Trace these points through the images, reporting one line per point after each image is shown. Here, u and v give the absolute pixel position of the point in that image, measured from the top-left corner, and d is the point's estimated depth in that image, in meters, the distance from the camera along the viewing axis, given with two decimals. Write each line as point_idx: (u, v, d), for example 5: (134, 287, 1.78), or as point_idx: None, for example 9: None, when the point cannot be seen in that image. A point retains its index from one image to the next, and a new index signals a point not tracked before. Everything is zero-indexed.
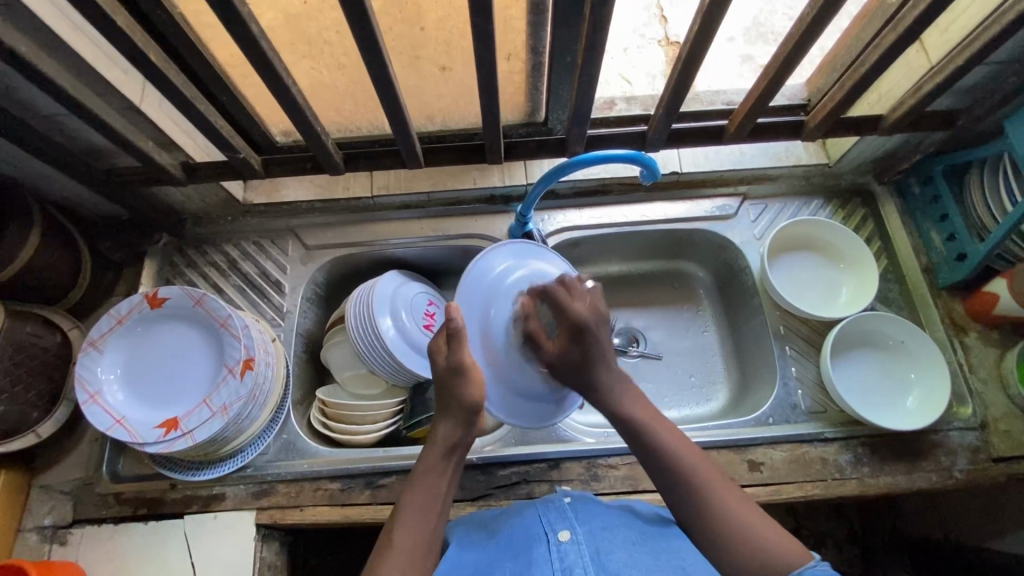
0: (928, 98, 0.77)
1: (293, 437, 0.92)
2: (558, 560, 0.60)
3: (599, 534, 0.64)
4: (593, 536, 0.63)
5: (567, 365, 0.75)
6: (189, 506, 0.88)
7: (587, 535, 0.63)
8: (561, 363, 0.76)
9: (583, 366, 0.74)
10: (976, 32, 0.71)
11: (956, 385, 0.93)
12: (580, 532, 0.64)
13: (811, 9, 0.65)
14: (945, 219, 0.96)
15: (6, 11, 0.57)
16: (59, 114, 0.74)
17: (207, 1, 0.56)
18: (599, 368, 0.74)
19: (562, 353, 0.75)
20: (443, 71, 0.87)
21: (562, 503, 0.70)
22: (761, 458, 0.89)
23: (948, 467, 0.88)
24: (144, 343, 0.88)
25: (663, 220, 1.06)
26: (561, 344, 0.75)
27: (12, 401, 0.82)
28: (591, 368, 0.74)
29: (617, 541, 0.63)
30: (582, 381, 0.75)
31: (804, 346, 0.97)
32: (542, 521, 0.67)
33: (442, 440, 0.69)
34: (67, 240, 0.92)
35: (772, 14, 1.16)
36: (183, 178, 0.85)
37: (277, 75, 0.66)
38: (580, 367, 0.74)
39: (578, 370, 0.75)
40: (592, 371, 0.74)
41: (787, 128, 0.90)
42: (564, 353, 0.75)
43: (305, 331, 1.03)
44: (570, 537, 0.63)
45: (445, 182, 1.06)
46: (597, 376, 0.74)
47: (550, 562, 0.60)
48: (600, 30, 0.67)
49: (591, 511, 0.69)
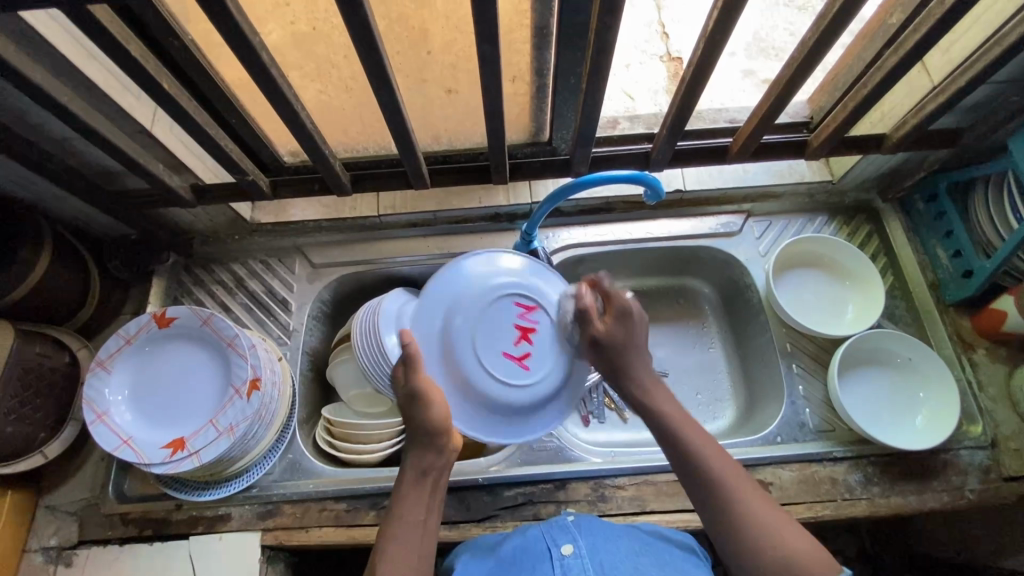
0: (931, 117, 0.78)
1: (299, 457, 0.92)
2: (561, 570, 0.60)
3: (601, 547, 0.65)
4: (596, 549, 0.64)
5: (614, 341, 0.78)
6: (194, 527, 0.88)
7: (590, 548, 0.64)
8: (607, 341, 0.78)
9: (628, 344, 0.78)
10: (978, 54, 0.72)
11: (966, 404, 0.93)
12: (582, 546, 0.64)
13: (813, 34, 0.66)
14: (950, 236, 0.96)
15: (22, 40, 0.59)
16: (70, 138, 0.75)
17: (219, 31, 0.57)
18: (637, 350, 0.78)
19: (607, 334, 0.79)
20: (449, 93, 0.89)
21: (565, 522, 0.71)
22: (770, 478, 0.88)
23: (960, 487, 0.87)
24: (151, 363, 0.88)
25: (668, 237, 1.07)
26: (608, 325, 0.79)
27: (20, 421, 0.82)
28: (632, 350, 0.78)
29: (619, 555, 0.64)
30: (620, 363, 0.78)
31: (811, 363, 0.97)
32: (545, 538, 0.68)
33: (417, 463, 0.70)
34: (77, 261, 0.93)
35: (773, 30, 1.17)
36: (193, 200, 0.86)
37: (286, 100, 0.67)
38: (624, 346, 0.78)
39: (619, 353, 0.78)
40: (630, 351, 0.78)
41: (790, 146, 0.91)
42: (609, 333, 0.79)
43: (311, 350, 1.03)
44: (572, 550, 0.63)
45: (451, 201, 1.07)
46: (631, 357, 0.77)
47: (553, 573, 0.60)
48: (604, 54, 0.67)
49: (592, 527, 0.70)
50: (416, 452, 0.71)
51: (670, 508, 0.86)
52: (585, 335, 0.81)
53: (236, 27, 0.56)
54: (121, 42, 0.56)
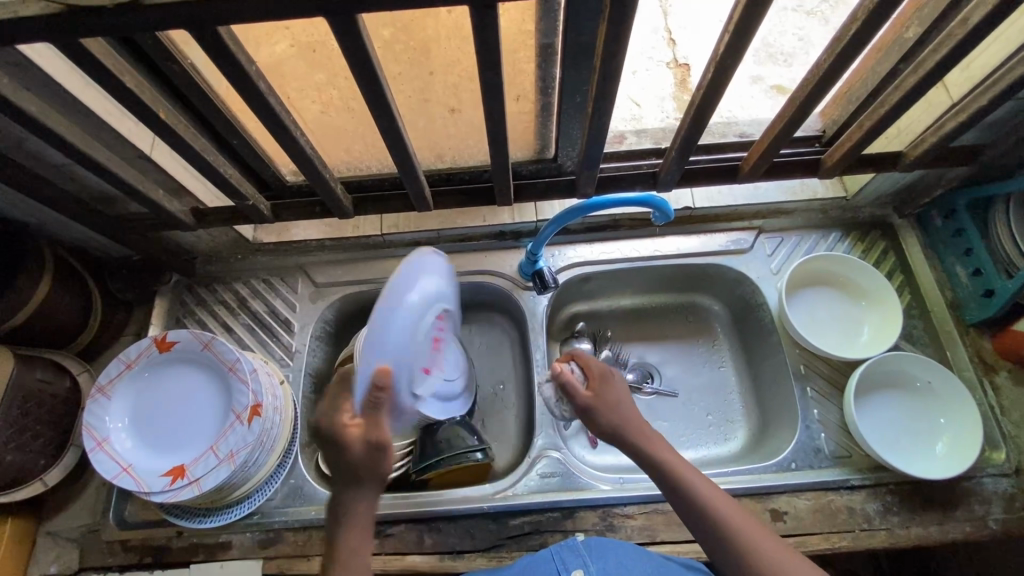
0: (950, 136, 0.75)
1: (300, 483, 0.91)
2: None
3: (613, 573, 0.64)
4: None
5: (603, 406, 0.74)
6: (195, 554, 0.86)
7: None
8: (595, 404, 0.74)
9: (619, 405, 0.75)
10: (1000, 73, 0.69)
11: (988, 429, 0.89)
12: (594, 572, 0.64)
13: (828, 57, 0.63)
14: (969, 254, 0.93)
15: (16, 69, 0.57)
16: (69, 164, 0.74)
17: (214, 61, 0.55)
18: (627, 411, 0.74)
19: (598, 399, 0.75)
20: (452, 113, 0.87)
21: (574, 541, 0.69)
22: (784, 507, 0.85)
23: (983, 516, 0.84)
24: (154, 388, 0.87)
25: (676, 254, 1.04)
26: (595, 390, 0.75)
27: (20, 449, 0.81)
28: (619, 407, 0.74)
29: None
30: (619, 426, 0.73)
31: (826, 387, 0.94)
32: (555, 559, 0.67)
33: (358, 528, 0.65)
34: (80, 285, 0.92)
35: (782, 34, 1.14)
36: (193, 224, 0.85)
37: (285, 128, 0.66)
38: (615, 407, 0.74)
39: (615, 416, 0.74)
40: (614, 409, 0.74)
41: (803, 165, 0.88)
42: (599, 396, 0.75)
43: (313, 370, 1.02)
44: None
45: (455, 220, 1.05)
46: (619, 414, 0.74)
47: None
48: (610, 79, 0.65)
49: (602, 546, 0.69)
50: (348, 510, 0.66)
51: (680, 538, 0.83)
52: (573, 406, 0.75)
53: (231, 58, 0.55)
54: (116, 73, 0.55)
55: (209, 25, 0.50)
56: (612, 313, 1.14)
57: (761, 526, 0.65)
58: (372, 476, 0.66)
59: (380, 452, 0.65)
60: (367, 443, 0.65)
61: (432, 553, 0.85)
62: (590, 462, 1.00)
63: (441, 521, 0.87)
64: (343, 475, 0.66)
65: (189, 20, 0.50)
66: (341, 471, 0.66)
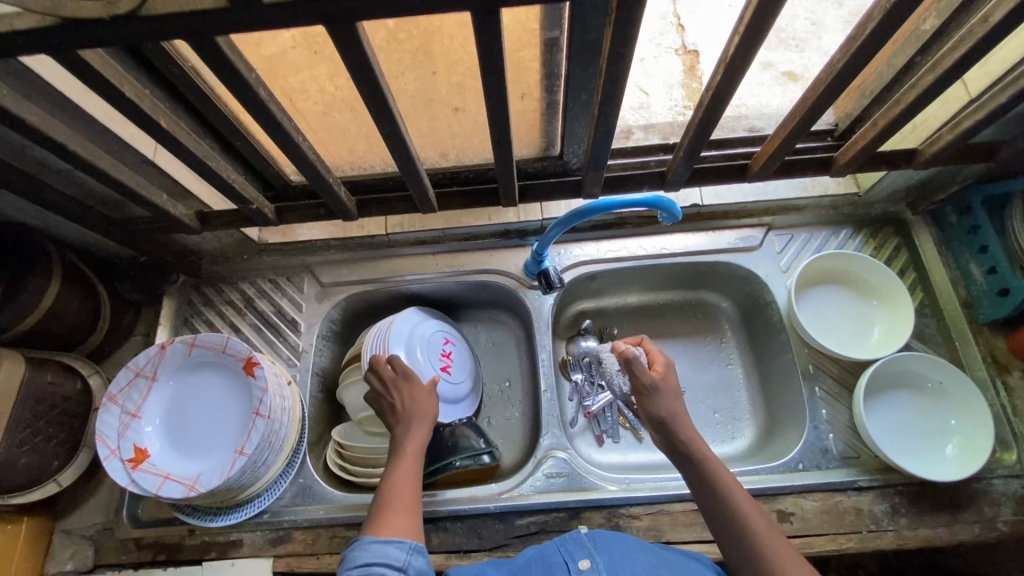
0: (968, 134, 0.73)
1: (309, 482, 0.92)
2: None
3: (619, 563, 0.63)
4: (615, 566, 0.63)
5: (666, 389, 0.78)
6: (207, 552, 0.88)
7: (608, 564, 0.63)
8: (658, 385, 0.78)
9: (677, 396, 0.79)
10: (1020, 70, 0.67)
11: (1000, 429, 0.88)
12: (600, 561, 0.63)
13: (840, 57, 0.61)
14: (984, 251, 0.91)
15: (17, 79, 0.57)
16: (72, 170, 0.74)
17: (213, 70, 0.55)
18: (680, 403, 0.78)
19: (665, 380, 0.79)
20: (456, 112, 0.86)
21: (579, 534, 0.69)
22: (791, 508, 0.85)
23: (992, 518, 0.83)
24: (172, 399, 0.88)
25: (684, 252, 1.03)
26: (662, 371, 0.80)
27: (34, 451, 0.82)
28: (676, 399, 0.78)
29: (637, 570, 0.62)
30: (672, 407, 0.77)
31: (835, 387, 0.93)
32: (560, 551, 0.66)
33: (415, 442, 0.78)
34: (87, 287, 0.92)
35: (794, 18, 1.10)
36: (198, 227, 0.85)
37: (286, 134, 0.65)
38: (674, 395, 0.78)
39: (673, 398, 0.78)
40: (673, 398, 0.78)
41: (815, 163, 0.86)
42: (665, 379, 0.79)
43: (321, 370, 1.02)
44: (590, 565, 0.62)
45: (460, 219, 1.05)
46: (675, 404, 0.77)
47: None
48: (616, 82, 0.64)
49: (607, 540, 0.68)
50: (404, 435, 0.79)
51: (686, 539, 0.84)
52: (636, 380, 0.78)
53: (231, 68, 0.54)
54: (115, 84, 0.55)
55: (206, 35, 0.49)
56: (618, 310, 1.13)
57: (783, 541, 0.66)
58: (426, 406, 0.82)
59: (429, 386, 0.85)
60: (409, 380, 0.84)
61: (439, 552, 0.85)
62: (596, 461, 1.00)
63: (448, 521, 0.87)
64: (400, 416, 0.80)
65: (184, 30, 0.49)
66: (398, 413, 0.81)
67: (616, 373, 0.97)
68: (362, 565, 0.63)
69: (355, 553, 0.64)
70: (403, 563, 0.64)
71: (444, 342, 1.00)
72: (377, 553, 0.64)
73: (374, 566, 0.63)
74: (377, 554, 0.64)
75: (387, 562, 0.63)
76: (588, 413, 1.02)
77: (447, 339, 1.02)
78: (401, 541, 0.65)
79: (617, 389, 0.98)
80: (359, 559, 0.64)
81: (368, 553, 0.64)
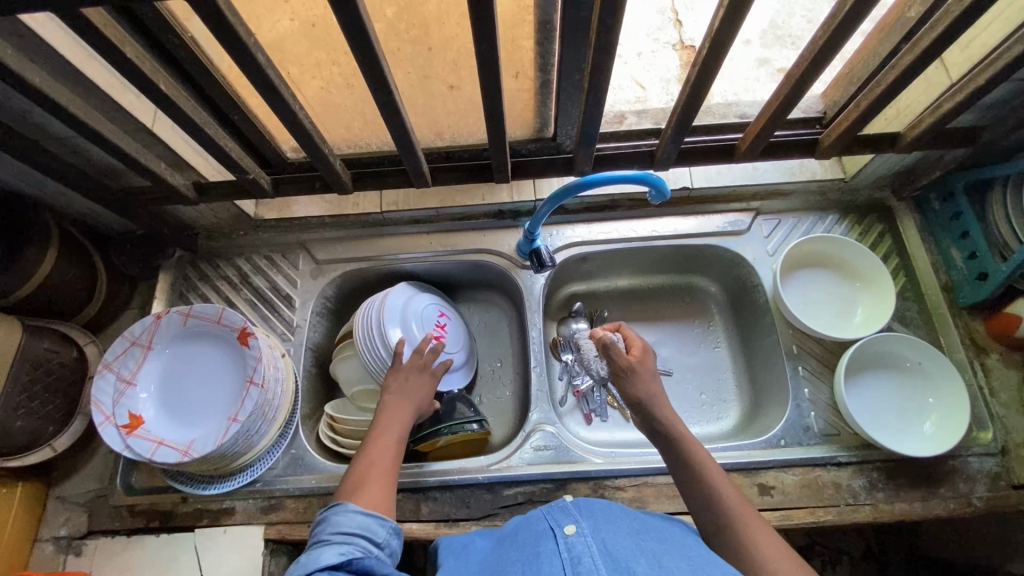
0: (947, 117, 0.75)
1: (301, 453, 0.93)
2: (567, 550, 0.58)
3: (603, 527, 0.62)
4: (599, 530, 0.62)
5: (642, 371, 0.81)
6: (200, 519, 0.89)
7: (592, 528, 0.62)
8: (635, 368, 0.81)
9: (655, 378, 0.81)
10: (997, 52, 0.69)
11: (976, 409, 0.91)
12: (585, 526, 0.62)
13: (822, 35, 0.63)
14: (965, 237, 0.93)
15: (19, 41, 0.59)
16: (72, 137, 0.75)
17: (211, 30, 0.56)
18: (655, 385, 0.80)
19: (643, 363, 0.82)
20: (451, 90, 0.87)
21: (564, 502, 0.68)
22: (772, 482, 0.87)
23: (967, 494, 0.86)
24: (166, 368, 0.89)
25: (673, 235, 1.05)
26: (639, 355, 0.83)
27: (30, 416, 0.84)
28: (654, 380, 0.80)
29: (621, 535, 0.62)
30: (646, 388, 0.79)
31: (818, 366, 0.95)
32: (546, 519, 0.66)
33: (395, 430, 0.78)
34: (84, 257, 0.93)
35: (791, 16, 1.14)
36: (195, 198, 0.87)
37: (283, 102, 0.66)
38: (652, 377, 0.81)
39: (648, 379, 0.80)
40: (651, 380, 0.80)
41: (801, 146, 0.89)
42: (642, 362, 0.82)
43: (315, 345, 1.03)
44: (575, 530, 0.61)
45: (454, 199, 1.06)
46: (652, 385, 0.80)
47: (559, 554, 0.58)
48: (606, 55, 0.65)
49: (592, 508, 0.68)
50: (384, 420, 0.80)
51: (669, 510, 0.86)
52: (613, 362, 0.81)
53: (230, 30, 0.56)
54: (117, 45, 0.56)
55: None
56: (609, 293, 1.15)
57: (757, 517, 0.67)
58: (417, 400, 0.85)
59: (428, 386, 0.88)
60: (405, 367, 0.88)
61: (428, 521, 0.87)
62: (584, 438, 1.02)
63: (437, 491, 0.89)
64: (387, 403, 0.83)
65: None
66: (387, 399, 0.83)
67: (594, 357, 1.01)
68: (346, 533, 0.61)
69: (335, 518, 0.62)
70: (382, 541, 0.62)
71: (439, 316, 1.03)
72: (362, 525, 0.62)
73: (357, 538, 0.60)
74: (360, 525, 0.61)
75: (369, 537, 0.61)
76: (577, 392, 1.04)
77: (442, 313, 1.04)
78: (383, 518, 0.63)
79: (594, 373, 1.02)
80: (341, 525, 0.61)
81: (351, 522, 0.62)
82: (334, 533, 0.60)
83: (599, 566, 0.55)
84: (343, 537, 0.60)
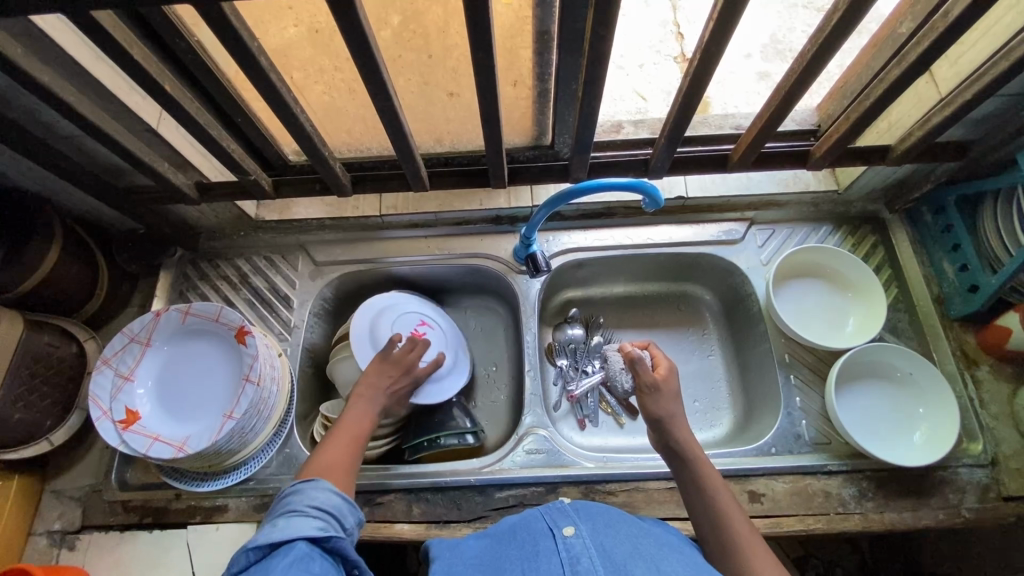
0: (935, 131, 0.77)
1: (295, 452, 0.94)
2: (564, 551, 0.58)
3: (603, 532, 0.62)
4: (598, 533, 0.62)
5: (667, 390, 0.81)
6: (192, 516, 0.90)
7: (590, 531, 0.62)
8: (659, 386, 0.81)
9: (677, 399, 0.81)
10: (982, 69, 0.71)
11: (966, 419, 0.91)
12: (584, 528, 0.62)
13: (812, 47, 0.65)
14: (957, 250, 0.94)
15: (31, 40, 0.61)
16: (78, 135, 0.77)
17: (213, 32, 0.57)
18: (675, 405, 0.80)
19: (667, 382, 0.81)
20: (451, 97, 0.89)
21: (563, 504, 0.68)
22: (762, 490, 0.88)
23: (956, 505, 0.86)
24: (163, 364, 0.90)
25: (669, 243, 1.06)
26: (664, 373, 0.82)
27: (28, 409, 0.85)
28: (676, 401, 0.81)
29: (618, 537, 0.62)
30: (665, 408, 0.79)
31: (809, 375, 0.96)
32: (545, 518, 0.66)
33: (364, 419, 0.81)
34: (87, 253, 0.95)
35: (791, 31, 1.16)
36: (197, 198, 0.88)
37: (285, 106, 0.68)
38: (674, 399, 0.80)
39: (670, 399, 0.80)
40: (674, 401, 0.80)
41: (794, 157, 0.90)
42: (667, 381, 0.82)
43: (311, 346, 1.04)
44: (574, 532, 0.61)
45: (452, 204, 1.08)
46: (673, 405, 0.80)
47: (557, 553, 0.58)
48: (599, 65, 0.67)
49: (590, 511, 0.68)
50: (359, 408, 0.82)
51: (659, 514, 0.86)
52: (638, 378, 0.81)
53: (234, 35, 0.57)
54: (124, 47, 0.58)
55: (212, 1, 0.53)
56: (606, 300, 1.16)
57: (756, 535, 0.68)
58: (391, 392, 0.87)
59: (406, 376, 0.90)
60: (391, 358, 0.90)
61: (419, 522, 0.88)
62: (577, 443, 1.02)
63: (429, 492, 0.90)
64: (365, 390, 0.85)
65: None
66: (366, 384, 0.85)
67: (619, 369, 1.04)
68: (321, 509, 0.63)
69: (311, 493, 0.64)
70: (347, 526, 0.64)
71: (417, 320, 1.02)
72: (336, 506, 0.64)
73: (330, 517, 0.63)
74: (326, 501, 0.64)
75: (339, 520, 0.64)
76: (571, 397, 1.04)
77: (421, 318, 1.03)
78: (353, 507, 0.67)
79: (619, 386, 1.04)
80: (316, 499, 0.63)
81: (328, 501, 0.64)
82: (310, 507, 0.62)
83: (598, 567, 0.56)
84: (318, 513, 0.62)
